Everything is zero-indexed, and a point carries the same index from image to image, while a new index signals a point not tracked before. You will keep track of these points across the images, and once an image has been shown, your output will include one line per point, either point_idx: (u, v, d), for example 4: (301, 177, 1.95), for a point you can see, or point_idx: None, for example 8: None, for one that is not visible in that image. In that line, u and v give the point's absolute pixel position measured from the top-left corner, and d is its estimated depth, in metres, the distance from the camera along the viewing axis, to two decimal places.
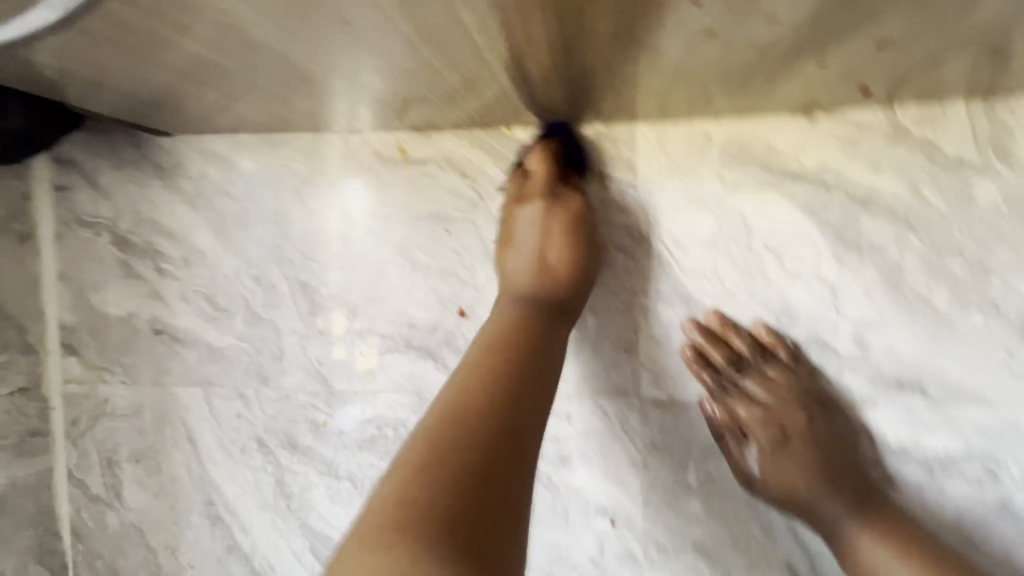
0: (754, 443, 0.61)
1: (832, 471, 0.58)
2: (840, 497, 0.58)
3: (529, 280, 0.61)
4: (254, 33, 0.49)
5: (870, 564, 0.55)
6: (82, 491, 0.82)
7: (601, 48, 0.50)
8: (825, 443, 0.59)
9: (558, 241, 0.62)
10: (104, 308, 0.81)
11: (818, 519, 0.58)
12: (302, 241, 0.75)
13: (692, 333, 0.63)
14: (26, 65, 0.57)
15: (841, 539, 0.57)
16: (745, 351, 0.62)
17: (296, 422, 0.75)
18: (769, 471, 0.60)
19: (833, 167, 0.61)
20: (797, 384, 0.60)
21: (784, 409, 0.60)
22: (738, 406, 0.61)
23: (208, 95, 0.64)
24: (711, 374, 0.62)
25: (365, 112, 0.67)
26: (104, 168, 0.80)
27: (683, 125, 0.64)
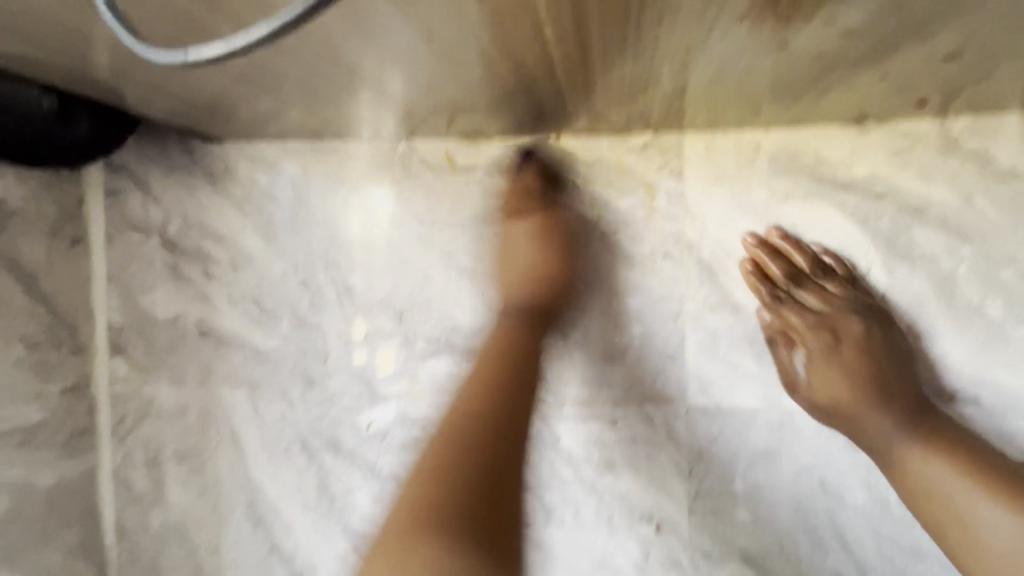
0: (803, 349, 0.60)
1: (884, 384, 0.57)
2: (896, 412, 0.55)
3: (522, 290, 0.63)
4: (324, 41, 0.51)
5: (919, 474, 0.53)
6: (127, 489, 0.83)
7: (663, 58, 0.51)
8: (880, 356, 0.58)
9: (540, 242, 0.64)
10: (153, 310, 0.82)
11: (864, 431, 0.57)
12: (348, 246, 0.76)
13: (753, 247, 0.64)
14: (86, 65, 0.59)
15: (891, 453, 0.55)
16: (805, 265, 0.62)
17: (340, 423, 0.76)
18: (815, 378, 0.59)
19: (883, 177, 0.61)
20: (855, 298, 0.60)
21: (838, 319, 0.60)
22: (789, 313, 0.61)
23: (265, 100, 0.66)
24: (766, 284, 0.63)
25: (416, 119, 0.68)
26: (155, 173, 0.82)
27: (731, 135, 0.65)
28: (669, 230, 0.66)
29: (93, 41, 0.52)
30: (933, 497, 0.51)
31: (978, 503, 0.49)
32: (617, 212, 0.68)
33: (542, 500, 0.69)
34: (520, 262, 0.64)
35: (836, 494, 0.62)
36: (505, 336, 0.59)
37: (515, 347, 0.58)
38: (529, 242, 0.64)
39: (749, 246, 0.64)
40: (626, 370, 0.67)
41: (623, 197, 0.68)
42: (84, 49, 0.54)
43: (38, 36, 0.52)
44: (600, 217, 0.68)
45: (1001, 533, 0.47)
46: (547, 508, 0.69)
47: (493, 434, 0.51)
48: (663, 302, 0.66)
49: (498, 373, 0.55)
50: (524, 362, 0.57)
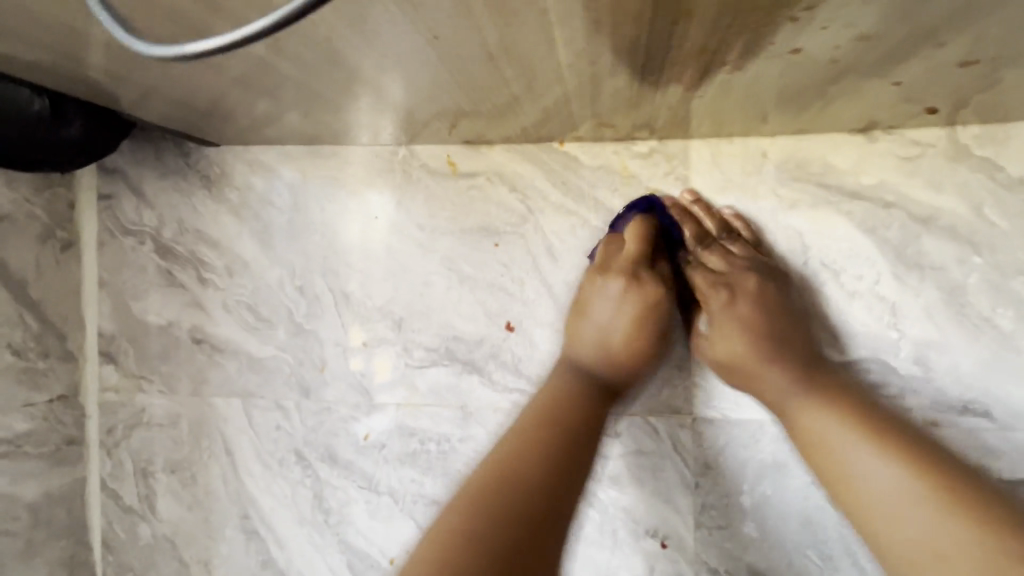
0: (707, 310, 0.61)
1: (779, 338, 0.57)
2: (785, 366, 0.56)
3: (589, 352, 0.61)
4: (328, 43, 0.49)
5: (811, 427, 0.53)
6: (116, 501, 0.81)
7: (673, 63, 0.50)
8: (773, 311, 0.58)
9: (629, 321, 0.61)
10: (145, 317, 0.81)
11: (760, 387, 0.57)
12: (347, 252, 0.75)
13: (667, 210, 0.65)
14: (81, 66, 0.57)
15: (787, 409, 0.56)
16: (712, 228, 0.63)
17: (336, 435, 0.74)
18: (714, 336, 0.60)
19: (891, 185, 0.61)
20: (753, 258, 0.61)
21: (735, 276, 0.60)
22: (698, 275, 0.63)
23: (263, 103, 0.65)
24: (679, 250, 0.64)
25: (418, 125, 0.67)
26: (150, 177, 0.81)
27: (737, 142, 0.64)
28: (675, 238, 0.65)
29: (86, 40, 0.51)
30: (824, 450, 0.52)
31: (861, 452, 0.49)
32: (622, 219, 0.67)
33: None
34: (609, 339, 0.61)
35: None
36: (550, 394, 0.59)
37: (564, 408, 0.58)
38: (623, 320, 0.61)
39: (676, 213, 0.64)
40: (631, 381, 0.66)
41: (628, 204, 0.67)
42: (77, 49, 0.53)
43: (34, 36, 0.51)
44: (604, 225, 0.67)
45: (882, 479, 0.48)
46: None
47: (533, 494, 0.52)
48: None
49: (559, 421, 0.57)
50: (580, 436, 0.57)
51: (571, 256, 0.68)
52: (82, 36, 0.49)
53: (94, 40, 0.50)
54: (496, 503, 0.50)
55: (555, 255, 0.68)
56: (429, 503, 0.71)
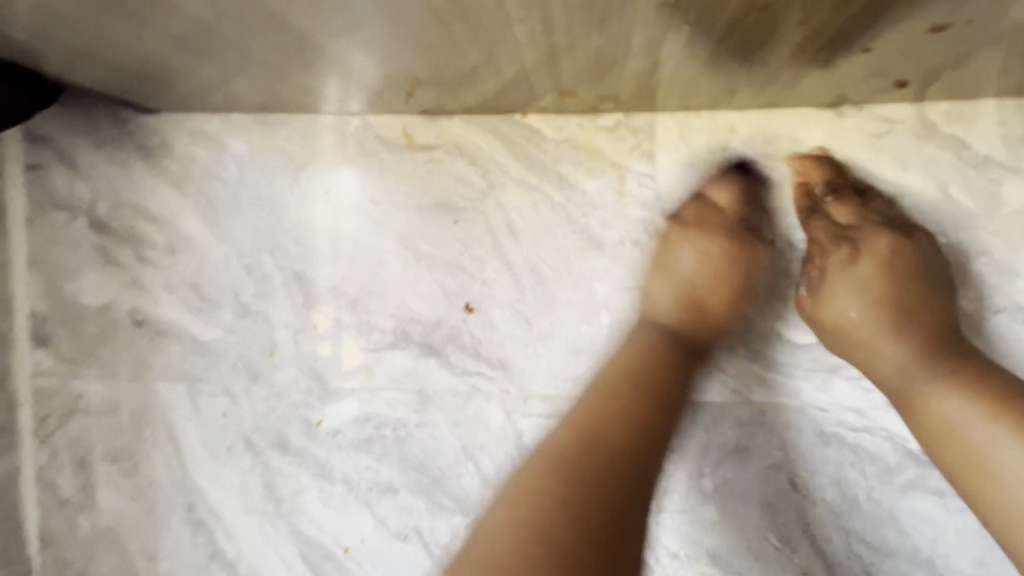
0: (818, 264, 0.57)
1: (907, 309, 0.53)
2: (909, 344, 0.52)
3: (675, 312, 0.58)
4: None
5: (938, 415, 0.49)
6: (52, 493, 0.76)
7: (632, 29, 0.47)
8: (905, 277, 0.54)
9: (719, 271, 0.58)
10: (80, 297, 0.75)
11: (866, 355, 0.54)
12: (297, 229, 0.70)
13: (799, 161, 0.60)
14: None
15: (902, 386, 0.52)
16: (849, 178, 0.59)
17: (288, 421, 0.70)
18: (824, 295, 0.56)
19: (859, 163, 0.59)
20: (890, 218, 0.57)
21: (865, 232, 0.56)
22: (815, 226, 0.58)
23: (204, 68, 0.60)
24: (803, 198, 0.59)
25: (371, 93, 0.63)
26: (81, 146, 0.74)
27: (706, 117, 0.62)
28: (640, 216, 0.63)
29: None
30: (955, 444, 0.48)
31: (1016, 452, 0.45)
32: (585, 196, 0.64)
33: None
34: (716, 283, 0.58)
35: (806, 490, 0.60)
36: (641, 351, 0.56)
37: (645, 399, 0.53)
38: (707, 265, 0.58)
39: (796, 164, 0.60)
40: (593, 363, 0.64)
41: (592, 180, 0.64)
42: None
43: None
44: (567, 201, 0.64)
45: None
46: None
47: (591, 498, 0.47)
48: (632, 292, 0.63)
49: (636, 384, 0.54)
50: (659, 396, 0.54)
51: (532, 233, 0.65)
52: None
53: None
54: (564, 493, 0.47)
55: (516, 232, 0.65)
56: (385, 491, 0.68)
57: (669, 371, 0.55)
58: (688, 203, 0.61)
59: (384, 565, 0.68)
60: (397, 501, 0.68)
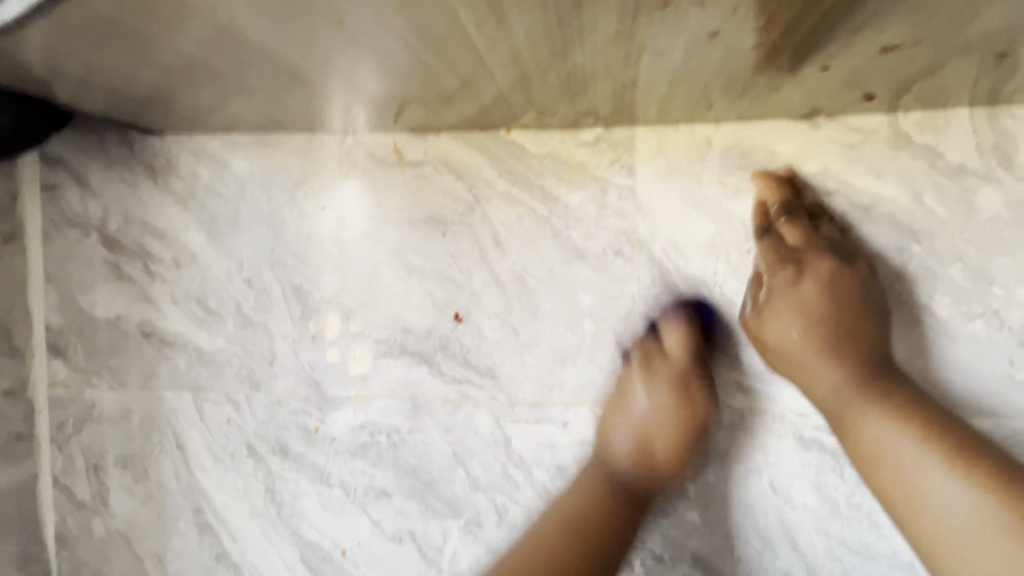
0: (763, 286, 0.60)
1: (844, 333, 0.56)
2: (845, 368, 0.55)
3: (627, 459, 0.61)
4: (250, 28, 0.47)
5: (873, 440, 0.52)
6: (68, 497, 0.80)
7: (598, 49, 0.48)
8: (843, 301, 0.56)
9: (670, 416, 0.61)
10: (92, 310, 0.79)
11: (804, 375, 0.57)
12: (295, 243, 0.73)
13: (761, 180, 0.62)
14: (16, 64, 0.55)
15: (840, 409, 0.55)
16: (807, 201, 0.61)
17: (287, 428, 0.73)
18: (767, 316, 0.58)
19: (834, 173, 0.60)
20: (836, 244, 0.59)
21: (810, 255, 0.58)
22: (764, 248, 0.60)
23: (202, 95, 0.63)
24: (758, 218, 0.61)
25: (362, 114, 0.66)
26: (93, 167, 0.78)
27: (684, 130, 0.63)
28: (621, 227, 0.64)
29: (12, 41, 0.49)
30: (882, 466, 0.51)
31: (924, 472, 0.48)
32: (568, 208, 0.66)
33: (495, 504, 0.67)
34: (658, 426, 0.61)
35: (786, 494, 0.61)
36: (579, 493, 0.60)
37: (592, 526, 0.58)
38: (658, 414, 0.61)
39: (759, 181, 0.61)
40: (577, 371, 0.65)
41: (574, 193, 0.65)
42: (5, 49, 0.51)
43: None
44: (551, 213, 0.66)
45: (958, 505, 0.46)
46: (499, 511, 0.67)
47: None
48: (614, 301, 0.65)
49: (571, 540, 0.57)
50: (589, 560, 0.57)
51: (517, 245, 0.67)
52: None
53: (19, 39, 0.49)
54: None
55: (501, 244, 0.67)
56: (380, 495, 0.70)
57: (619, 518, 0.59)
58: (640, 343, 0.63)
59: (380, 566, 0.70)
60: (392, 505, 0.70)
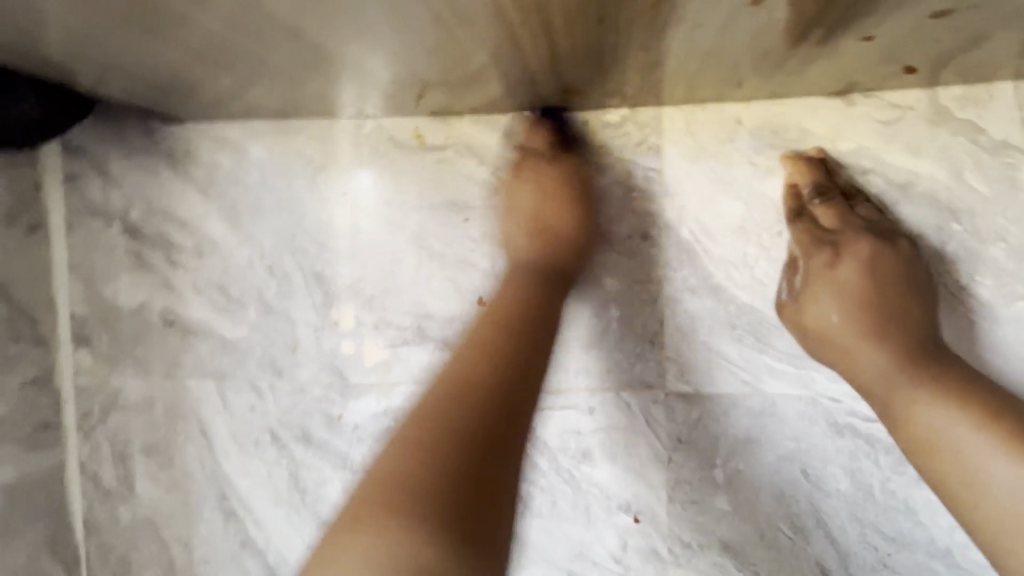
0: (800, 270, 0.58)
1: (888, 314, 0.53)
2: (890, 350, 0.52)
3: (526, 242, 0.60)
4: (274, 6, 0.46)
5: (922, 423, 0.50)
6: (95, 484, 0.81)
7: (631, 25, 0.47)
8: (885, 283, 0.54)
9: (561, 207, 0.61)
10: (116, 299, 0.79)
11: (845, 359, 0.55)
12: (316, 230, 0.73)
13: (794, 162, 0.60)
14: (38, 44, 0.55)
15: (886, 391, 0.52)
16: (841, 183, 0.59)
17: (310, 415, 0.73)
18: (805, 301, 0.56)
19: (870, 151, 0.58)
20: (874, 224, 0.56)
21: (847, 236, 0.56)
22: (798, 231, 0.58)
23: (224, 78, 0.62)
24: (791, 200, 0.60)
25: (383, 97, 0.65)
26: (114, 156, 0.78)
27: (713, 109, 0.62)
28: (647, 210, 0.63)
29: (37, 17, 0.49)
30: (940, 451, 0.49)
31: (986, 454, 0.46)
32: (593, 190, 0.64)
33: None
34: (532, 214, 0.61)
35: (819, 481, 0.60)
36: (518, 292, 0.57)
37: (515, 346, 0.52)
38: (529, 199, 0.61)
39: (790, 164, 0.60)
40: (603, 356, 0.64)
41: (599, 175, 0.64)
42: (29, 27, 0.51)
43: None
44: None
45: (1014, 485, 0.45)
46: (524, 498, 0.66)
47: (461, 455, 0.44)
48: (641, 285, 0.63)
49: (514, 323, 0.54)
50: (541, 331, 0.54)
51: None
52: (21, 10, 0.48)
53: (44, 16, 0.49)
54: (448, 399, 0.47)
55: None
56: None
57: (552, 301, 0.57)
58: (529, 131, 0.65)
59: None
60: None
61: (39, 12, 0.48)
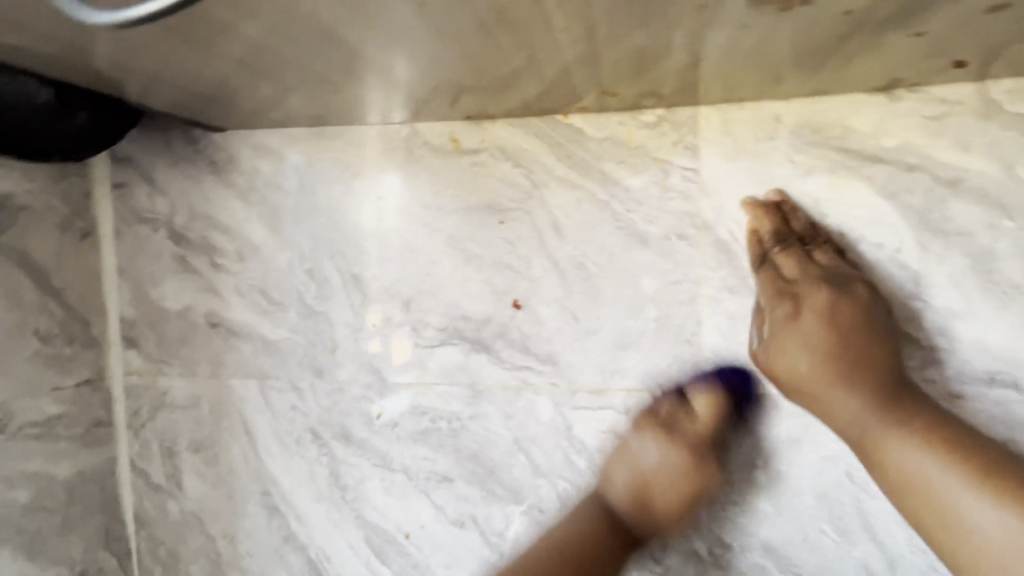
0: (766, 318, 0.58)
1: (853, 358, 0.53)
2: (858, 395, 0.52)
3: (620, 492, 0.61)
4: (328, 19, 0.47)
5: (896, 467, 0.49)
6: (145, 480, 0.84)
7: (675, 25, 0.47)
8: (847, 328, 0.54)
9: (676, 475, 0.60)
10: (163, 302, 0.82)
11: (818, 407, 0.54)
12: (354, 233, 0.75)
13: (752, 208, 0.61)
14: (86, 56, 0.57)
15: (860, 436, 0.52)
16: (800, 228, 0.59)
17: (350, 414, 0.75)
18: (774, 351, 0.56)
19: (915, 147, 0.57)
20: (833, 269, 0.57)
21: (805, 285, 0.56)
22: (764, 279, 0.58)
23: (264, 89, 0.64)
24: (754, 245, 0.60)
25: (419, 103, 0.66)
26: (160, 164, 0.81)
27: (750, 108, 0.61)
28: (684, 210, 0.63)
29: (89, 32, 0.50)
30: (918, 492, 0.48)
31: (961, 494, 0.45)
32: (629, 191, 0.65)
33: (557, 490, 0.67)
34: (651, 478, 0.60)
35: (864, 483, 0.59)
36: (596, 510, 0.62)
37: (599, 529, 0.61)
38: (661, 463, 0.60)
39: (749, 211, 0.61)
40: (640, 357, 0.65)
41: (635, 176, 0.64)
42: (80, 40, 0.52)
43: (14, 21, 0.50)
44: (611, 198, 0.65)
45: (992, 528, 0.43)
46: (562, 497, 0.67)
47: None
48: (678, 285, 0.63)
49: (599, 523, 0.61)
50: (616, 534, 0.61)
51: (576, 231, 0.66)
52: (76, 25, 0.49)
53: (97, 31, 0.50)
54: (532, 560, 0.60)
55: (560, 230, 0.67)
56: (442, 480, 0.71)
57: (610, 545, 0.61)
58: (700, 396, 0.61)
59: (443, 550, 0.71)
60: (453, 490, 0.71)
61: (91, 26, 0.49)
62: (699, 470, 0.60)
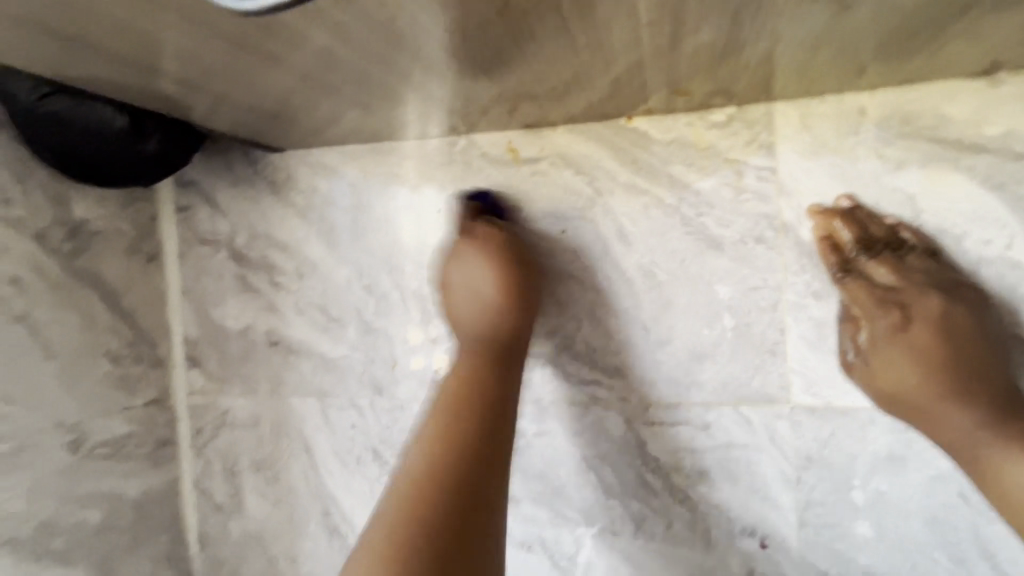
0: (866, 327, 0.54)
1: (965, 372, 0.49)
2: (975, 410, 0.48)
3: (478, 327, 0.62)
4: (406, 30, 0.45)
5: (1018, 484, 0.45)
6: (208, 499, 0.84)
7: (770, 17, 0.44)
8: (960, 340, 0.50)
9: (492, 274, 0.62)
10: (224, 321, 0.83)
11: (927, 420, 0.50)
12: (411, 247, 0.74)
13: (824, 217, 0.57)
14: (155, 77, 0.57)
15: (976, 450, 0.48)
16: (881, 234, 0.55)
17: (410, 432, 0.74)
18: (877, 363, 0.52)
19: (1022, 134, 0.53)
20: (934, 276, 0.53)
21: (911, 294, 0.52)
22: (855, 287, 0.55)
23: (324, 104, 0.64)
24: (836, 254, 0.56)
25: (477, 112, 0.65)
26: (221, 187, 0.83)
27: (831, 101, 0.58)
28: (761, 211, 0.60)
29: (159, 48, 0.50)
30: None
31: None
32: (700, 196, 0.62)
33: (630, 511, 0.64)
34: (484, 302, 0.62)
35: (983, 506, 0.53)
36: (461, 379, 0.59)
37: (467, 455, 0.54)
38: (475, 267, 0.63)
39: (818, 219, 0.57)
40: (718, 369, 0.61)
41: (706, 179, 0.62)
42: (152, 58, 0.53)
43: (93, 44, 0.50)
44: (680, 202, 0.62)
45: None
46: (635, 520, 0.63)
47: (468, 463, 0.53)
48: (758, 292, 0.60)
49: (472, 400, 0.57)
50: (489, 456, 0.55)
51: (643, 238, 0.64)
52: (148, 41, 0.49)
53: (166, 47, 0.50)
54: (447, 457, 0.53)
55: (628, 238, 0.64)
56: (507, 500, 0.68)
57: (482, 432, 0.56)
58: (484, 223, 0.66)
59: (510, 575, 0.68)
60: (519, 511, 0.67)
61: (162, 42, 0.49)
62: (493, 244, 0.64)
